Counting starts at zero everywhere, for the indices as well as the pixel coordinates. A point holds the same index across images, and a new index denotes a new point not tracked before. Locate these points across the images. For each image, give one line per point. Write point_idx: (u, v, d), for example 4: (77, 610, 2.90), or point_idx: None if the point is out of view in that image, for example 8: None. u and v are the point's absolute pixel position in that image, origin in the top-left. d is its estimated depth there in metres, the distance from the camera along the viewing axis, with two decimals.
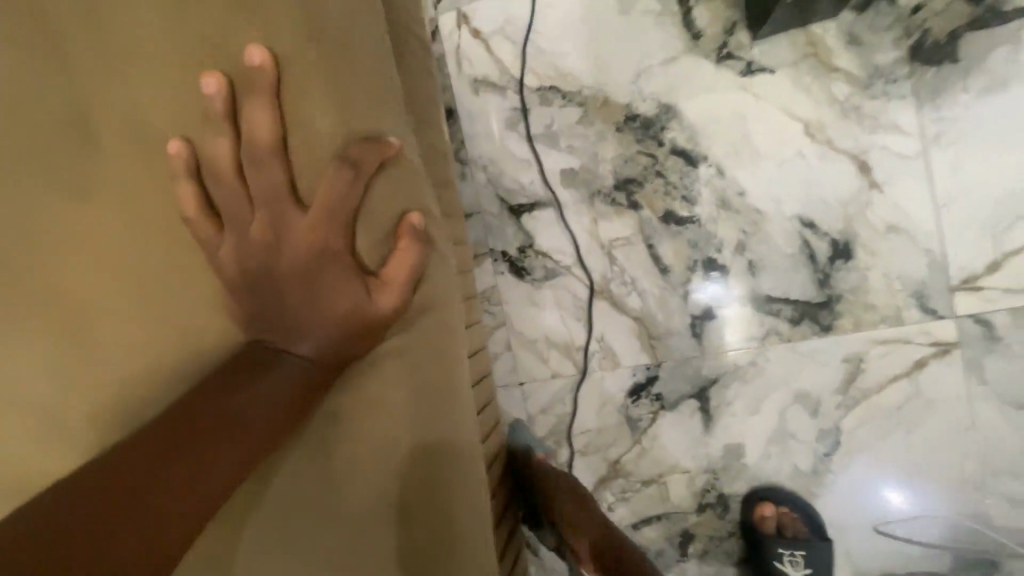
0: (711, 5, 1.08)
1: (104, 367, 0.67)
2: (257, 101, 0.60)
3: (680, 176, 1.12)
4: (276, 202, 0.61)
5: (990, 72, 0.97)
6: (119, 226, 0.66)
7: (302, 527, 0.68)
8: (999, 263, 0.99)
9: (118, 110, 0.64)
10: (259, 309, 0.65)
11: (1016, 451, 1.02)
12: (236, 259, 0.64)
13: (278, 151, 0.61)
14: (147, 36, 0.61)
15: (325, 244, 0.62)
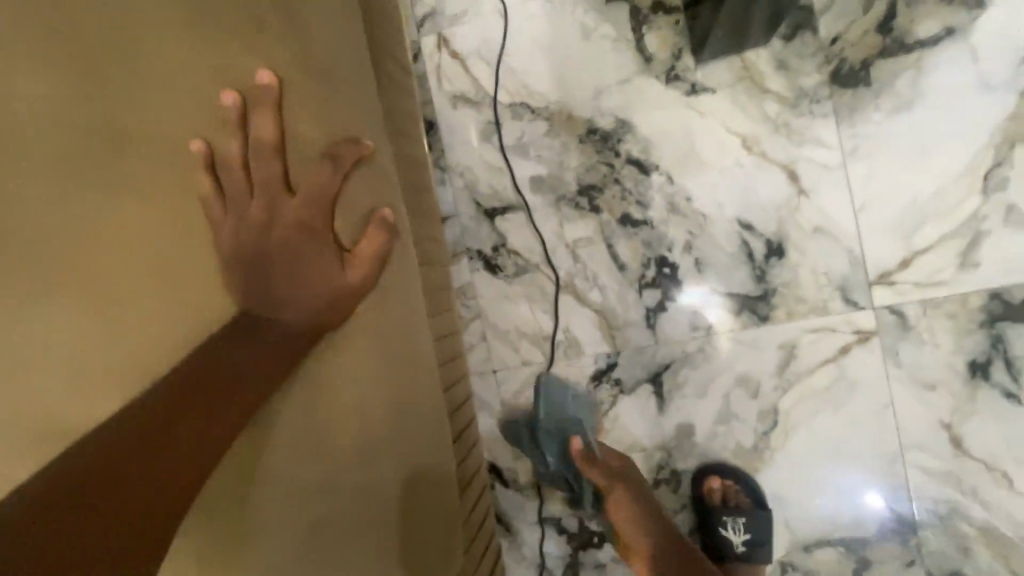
0: (661, 32, 1.22)
1: (119, 340, 0.79)
2: (267, 112, 0.78)
3: (635, 183, 1.26)
4: (270, 191, 0.79)
5: (898, 94, 1.11)
6: (133, 219, 0.78)
7: (299, 469, 0.82)
8: (909, 260, 1.13)
9: (136, 121, 0.77)
10: (253, 280, 0.80)
11: (928, 427, 1.15)
12: (236, 237, 0.79)
13: (277, 151, 0.79)
14: (167, 62, 0.77)
15: (307, 226, 0.81)
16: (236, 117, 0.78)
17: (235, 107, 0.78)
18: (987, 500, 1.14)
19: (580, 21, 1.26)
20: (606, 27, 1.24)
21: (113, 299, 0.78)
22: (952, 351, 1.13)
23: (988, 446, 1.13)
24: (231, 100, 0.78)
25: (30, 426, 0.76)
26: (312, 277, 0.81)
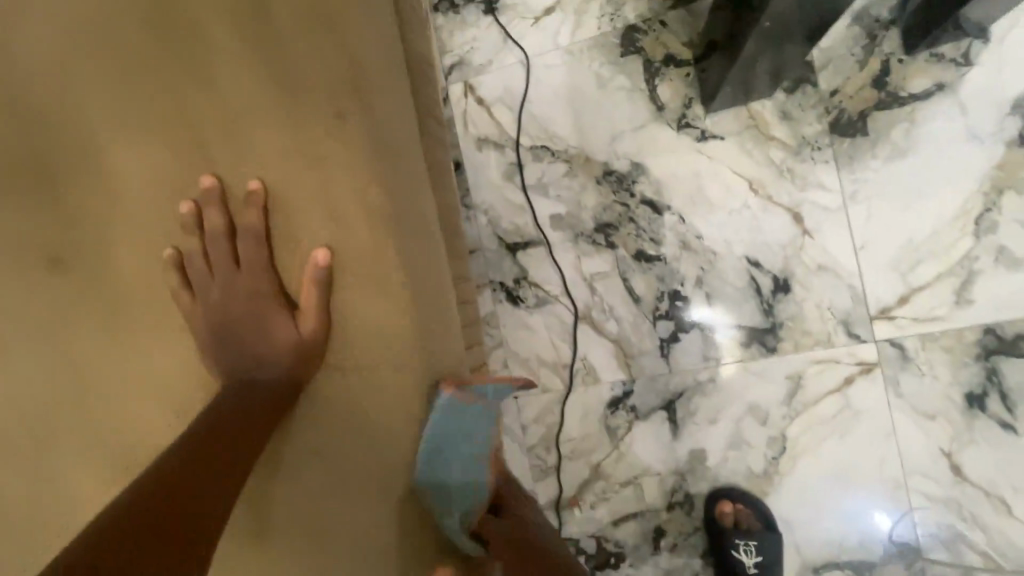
0: (672, 83, 1.31)
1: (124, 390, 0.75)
2: (213, 207, 0.70)
3: (648, 222, 1.34)
4: (231, 274, 0.72)
5: (894, 143, 1.20)
6: (122, 263, 0.73)
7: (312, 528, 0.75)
8: (908, 297, 1.21)
9: (114, 158, 0.71)
10: (237, 354, 0.73)
11: (929, 455, 1.22)
12: (212, 322, 0.73)
13: (230, 236, 0.71)
14: (132, 88, 0.69)
15: (272, 300, 0.73)
16: (192, 221, 0.71)
17: (191, 214, 0.70)
18: (987, 525, 1.20)
19: (596, 72, 1.35)
20: (621, 78, 1.34)
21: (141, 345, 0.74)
22: (950, 383, 1.20)
23: (986, 472, 1.19)
24: (186, 209, 0.70)
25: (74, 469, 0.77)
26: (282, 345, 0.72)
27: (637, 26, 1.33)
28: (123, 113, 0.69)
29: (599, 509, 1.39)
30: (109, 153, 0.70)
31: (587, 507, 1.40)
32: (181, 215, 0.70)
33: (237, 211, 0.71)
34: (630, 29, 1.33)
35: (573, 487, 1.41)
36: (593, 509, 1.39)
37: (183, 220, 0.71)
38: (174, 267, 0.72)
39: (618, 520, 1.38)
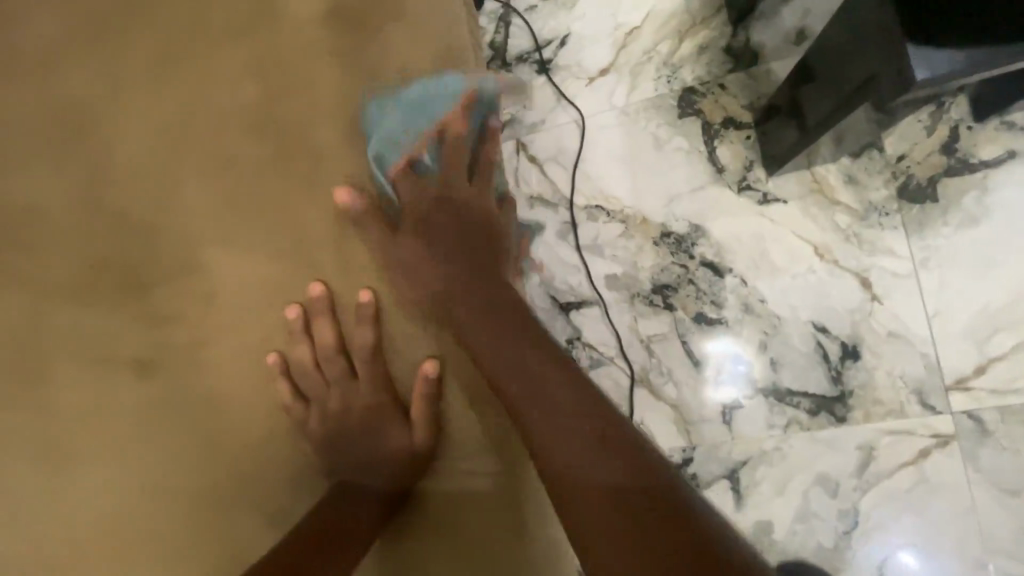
0: (733, 145, 1.30)
1: (184, 491, 0.64)
2: (325, 318, 0.65)
3: (708, 285, 1.31)
4: (347, 385, 0.67)
5: (965, 211, 1.19)
6: (206, 348, 0.66)
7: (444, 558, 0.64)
8: (985, 366, 1.18)
9: (204, 235, 0.66)
10: (341, 461, 0.66)
11: (1014, 534, 1.16)
12: (325, 433, 0.67)
13: (342, 350, 0.66)
14: (237, 160, 0.65)
15: (387, 407, 0.67)
16: (302, 328, 0.65)
17: (301, 321, 0.65)
18: None
19: (654, 133, 1.34)
20: (679, 139, 1.33)
21: (208, 446, 0.65)
22: None
23: None
24: (295, 315, 0.65)
25: None
26: (394, 456, 0.66)
27: (695, 88, 1.32)
28: (209, 201, 0.65)
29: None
30: (203, 246, 0.66)
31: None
32: (289, 322, 0.65)
33: (352, 322, 0.66)
34: (688, 91, 1.33)
35: None
36: None
37: (291, 327, 0.65)
38: (281, 377, 0.66)
39: None
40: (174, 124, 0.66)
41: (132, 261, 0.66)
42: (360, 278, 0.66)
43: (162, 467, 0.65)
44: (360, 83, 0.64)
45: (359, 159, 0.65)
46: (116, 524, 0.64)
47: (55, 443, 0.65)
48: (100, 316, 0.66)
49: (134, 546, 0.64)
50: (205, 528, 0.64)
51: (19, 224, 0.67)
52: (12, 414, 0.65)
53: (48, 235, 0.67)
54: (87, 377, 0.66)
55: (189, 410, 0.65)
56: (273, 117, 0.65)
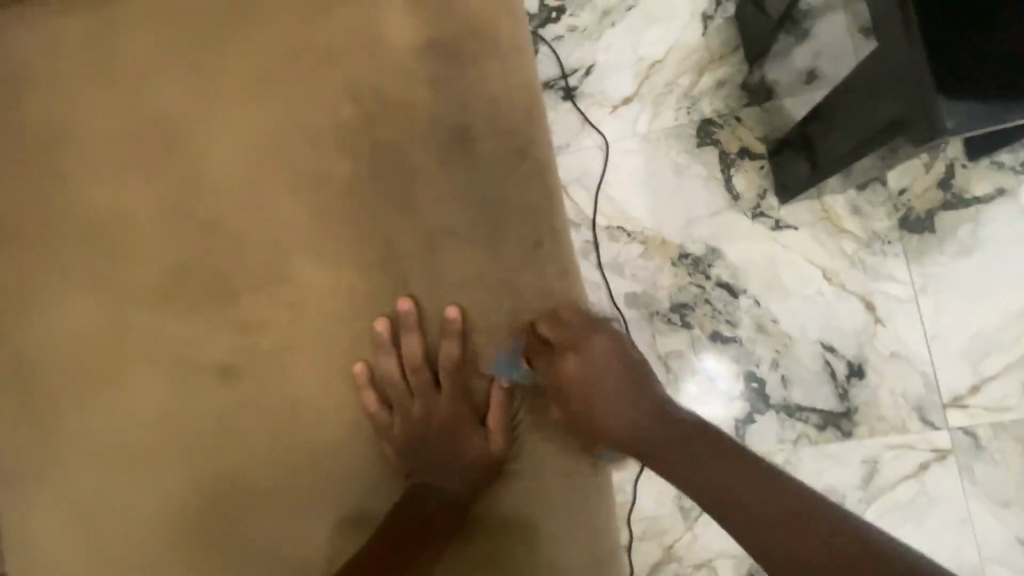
0: (748, 175, 1.39)
1: (266, 479, 0.72)
2: (411, 331, 0.73)
3: (724, 304, 1.37)
4: (430, 393, 0.77)
5: (960, 241, 1.30)
6: (292, 351, 0.73)
7: (513, 558, 0.70)
8: (978, 385, 1.27)
9: (295, 249, 0.74)
10: (420, 462, 0.74)
11: (1005, 543, 1.24)
12: (407, 437, 0.75)
13: (426, 362, 0.76)
14: (330, 185, 0.74)
15: (466, 416, 0.76)
16: (389, 340, 0.73)
17: (388, 334, 0.72)
18: None
19: (674, 159, 1.41)
20: (697, 166, 1.41)
21: (291, 438, 0.72)
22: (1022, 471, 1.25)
23: None
24: (383, 327, 0.72)
25: (171, 569, 0.70)
26: (470, 460, 0.74)
27: (712, 120, 1.41)
28: (311, 222, 0.74)
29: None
30: (295, 258, 0.73)
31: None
32: (376, 334, 0.72)
33: (435, 335, 0.75)
34: (706, 123, 1.41)
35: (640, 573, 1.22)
36: None
37: (378, 339, 0.73)
38: (367, 385, 0.73)
39: None
40: (283, 155, 0.75)
41: (225, 270, 0.74)
42: (448, 296, 0.73)
43: (261, 462, 0.72)
44: (451, 121, 0.74)
45: (450, 185, 0.74)
46: (219, 513, 0.71)
47: (167, 437, 0.72)
48: (207, 325, 0.74)
49: (237, 534, 0.71)
50: (302, 518, 0.71)
51: (138, 241, 0.75)
52: (124, 410, 0.73)
53: (163, 252, 0.75)
54: (181, 374, 0.73)
55: (274, 406, 0.72)
56: (372, 149, 0.74)
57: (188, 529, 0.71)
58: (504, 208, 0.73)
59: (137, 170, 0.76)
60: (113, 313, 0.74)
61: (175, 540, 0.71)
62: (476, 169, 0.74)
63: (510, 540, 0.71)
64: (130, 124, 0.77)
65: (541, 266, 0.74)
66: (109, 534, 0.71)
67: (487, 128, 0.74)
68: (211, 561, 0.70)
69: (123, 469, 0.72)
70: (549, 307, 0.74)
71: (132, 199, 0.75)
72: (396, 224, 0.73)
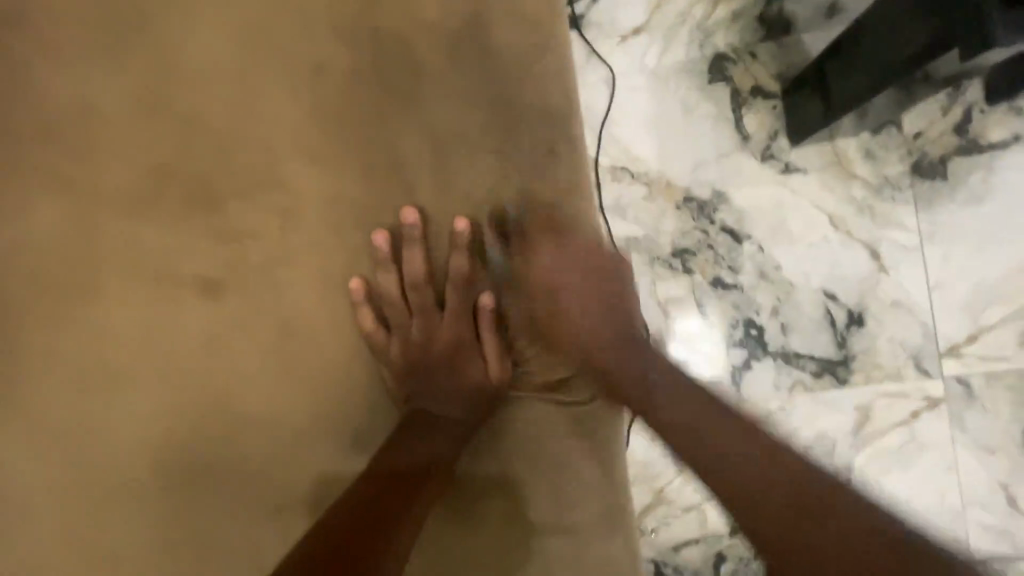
0: (759, 114, 1.33)
1: (253, 401, 0.67)
2: (415, 246, 0.68)
3: (727, 250, 1.33)
4: (430, 315, 0.72)
5: (971, 189, 1.27)
6: (280, 268, 0.67)
7: (518, 489, 0.68)
8: (976, 335, 1.27)
9: (282, 156, 0.67)
10: (422, 384, 0.70)
11: (987, 488, 1.26)
12: (406, 358, 0.70)
13: (428, 280, 0.70)
14: (323, 87, 0.67)
15: (468, 341, 0.72)
16: (389, 255, 0.68)
17: (388, 247, 0.67)
18: None
19: (684, 97, 1.35)
20: (708, 105, 1.34)
21: (281, 360, 0.68)
22: (1011, 420, 1.26)
23: None
24: (383, 241, 0.67)
25: (150, 491, 0.67)
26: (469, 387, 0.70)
27: (726, 55, 1.34)
28: (303, 123, 0.67)
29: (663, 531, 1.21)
30: (282, 167, 0.67)
31: (648, 533, 1.22)
32: (375, 248, 0.67)
33: (440, 253, 0.70)
34: (719, 58, 1.34)
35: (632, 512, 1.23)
36: (653, 534, 1.22)
37: (377, 253, 0.67)
38: (364, 303, 0.68)
39: (680, 545, 1.22)
40: (271, 48, 0.67)
41: (205, 177, 0.67)
42: (454, 208, 0.68)
43: (248, 382, 0.67)
44: (461, 9, 0.65)
45: (457, 84, 0.66)
46: (202, 434, 0.67)
47: (147, 354, 0.68)
48: (188, 234, 0.68)
49: (224, 457, 0.67)
50: (292, 441, 0.67)
51: (107, 141, 0.68)
52: (98, 326, 0.68)
53: (135, 154, 0.68)
54: (161, 289, 0.68)
55: (261, 325, 0.67)
56: (372, 43, 0.67)
57: (170, 451, 0.67)
58: (516, 108, 0.66)
59: (104, 60, 0.68)
60: (83, 220, 0.68)
61: (155, 462, 0.67)
62: (488, 65, 0.66)
63: (516, 470, 0.68)
64: (94, 5, 0.68)
65: (556, 176, 0.67)
66: (85, 454, 0.67)
67: (502, 18, 0.65)
68: (195, 484, 0.67)
69: (99, 388, 0.67)
70: (564, 240, 0.68)
71: (99, 93, 0.68)
72: (395, 132, 0.67)
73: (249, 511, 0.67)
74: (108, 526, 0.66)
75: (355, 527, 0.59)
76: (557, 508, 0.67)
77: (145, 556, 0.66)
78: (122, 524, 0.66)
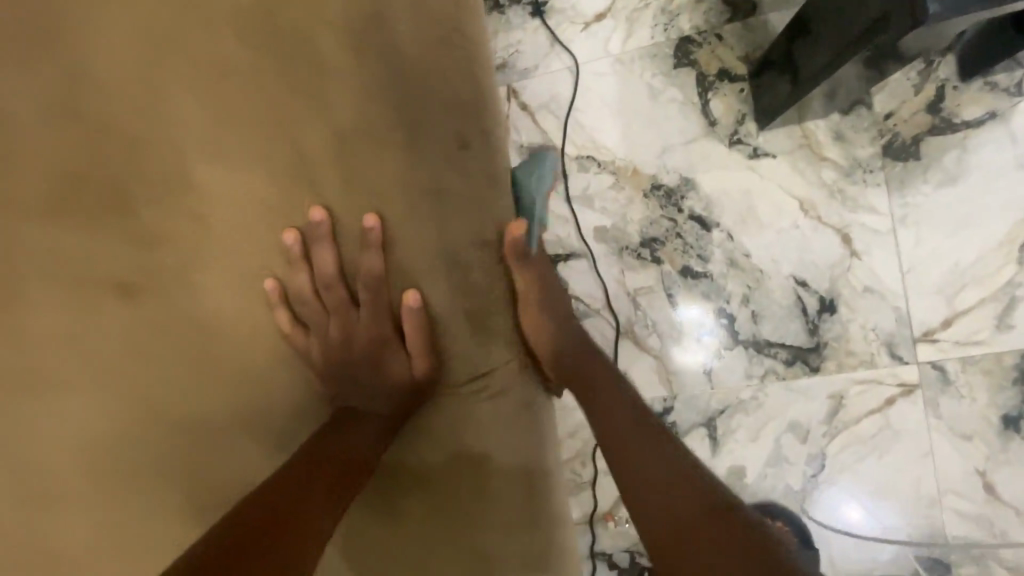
0: (726, 98, 1.30)
1: (184, 400, 0.70)
2: (323, 242, 0.68)
3: (695, 238, 1.30)
4: (348, 312, 0.72)
5: (944, 169, 1.23)
6: (210, 272, 0.70)
7: (446, 493, 0.71)
8: (951, 320, 1.24)
9: (202, 160, 0.68)
10: (347, 384, 0.72)
11: (962, 475, 1.24)
12: (327, 356, 0.72)
13: (342, 279, 0.70)
14: (234, 85, 0.66)
15: (390, 337, 0.72)
16: (301, 254, 0.69)
17: (298, 246, 0.68)
18: (1016, 541, 1.22)
19: (649, 83, 1.32)
20: (674, 90, 1.31)
21: (212, 357, 0.70)
22: (987, 405, 1.23)
23: (1020, 493, 1.22)
24: (292, 239, 0.68)
25: (95, 485, 0.70)
26: (392, 381, 0.72)
27: (691, 38, 1.30)
28: (218, 124, 0.67)
29: None
30: (203, 172, 0.68)
31: None
32: (287, 248, 0.68)
33: (352, 248, 0.69)
34: (685, 41, 1.31)
35: None
36: None
37: (289, 252, 0.69)
38: (279, 303, 0.70)
39: None
40: (180, 48, 0.66)
41: (129, 181, 0.68)
42: (364, 203, 0.66)
43: (175, 383, 0.70)
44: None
45: (361, 77, 0.64)
46: (139, 430, 0.70)
47: (83, 357, 0.70)
48: (115, 241, 0.69)
49: (161, 452, 0.70)
50: (228, 435, 0.71)
51: (26, 148, 0.68)
52: (33, 331, 0.69)
53: (55, 159, 0.68)
54: (94, 292, 0.70)
55: (189, 326, 0.70)
56: (278, 38, 0.65)
57: (110, 449, 0.70)
58: (425, 100, 0.64)
59: (15, 65, 0.67)
60: (6, 229, 0.68)
61: (96, 459, 0.70)
62: (391, 53, 0.63)
63: (438, 476, 0.71)
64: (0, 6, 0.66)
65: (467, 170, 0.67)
66: (27, 454, 0.69)
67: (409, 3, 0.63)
68: (139, 480, 0.70)
69: (37, 390, 0.70)
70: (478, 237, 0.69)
71: (12, 98, 0.67)
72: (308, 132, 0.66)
73: (190, 503, 0.70)
74: (55, 523, 0.69)
75: (281, 520, 0.61)
76: (482, 512, 0.71)
77: (92, 548, 0.69)
78: (67, 519, 0.69)
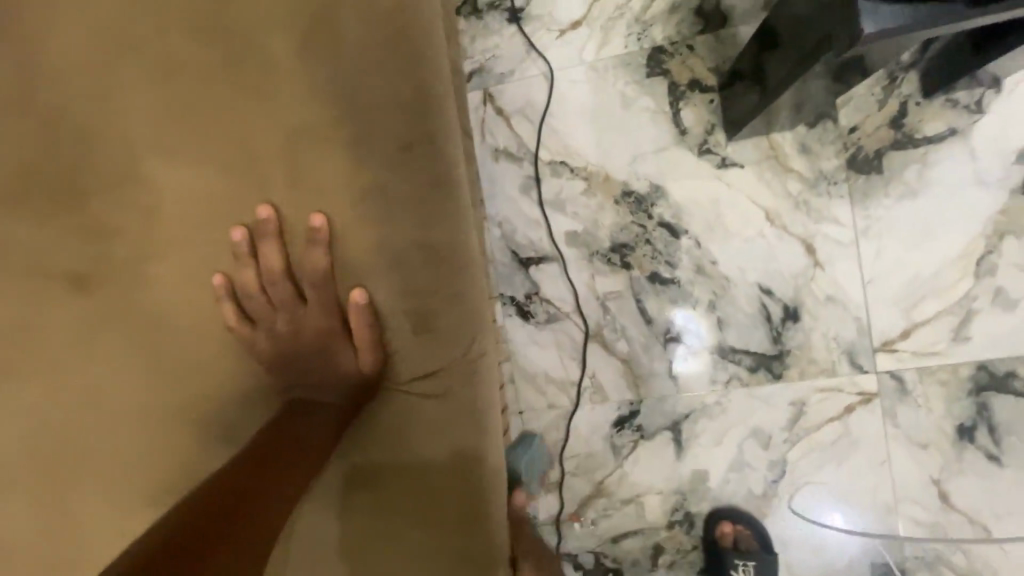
0: (696, 108, 1.32)
1: (139, 390, 0.72)
2: (270, 239, 0.69)
3: (664, 245, 1.32)
4: (294, 308, 0.72)
5: (905, 183, 1.26)
6: (165, 267, 0.71)
7: (393, 485, 0.73)
8: (909, 330, 1.27)
9: (159, 159, 0.69)
10: (293, 379, 0.73)
11: (918, 482, 1.26)
12: (274, 351, 0.72)
13: (290, 274, 0.71)
14: (191, 87, 0.68)
15: (337, 333, 0.72)
16: (248, 250, 0.70)
17: (246, 243, 0.69)
18: (969, 549, 1.25)
19: (622, 91, 1.34)
20: (646, 99, 1.33)
21: (166, 350, 0.72)
22: (943, 415, 1.26)
23: (974, 502, 1.25)
24: (241, 236, 0.69)
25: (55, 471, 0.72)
26: (339, 377, 0.72)
27: (663, 48, 1.33)
28: (175, 124, 0.69)
29: (602, 523, 1.32)
30: (160, 171, 0.69)
31: (587, 524, 1.32)
32: (235, 244, 0.69)
33: (299, 245, 0.70)
34: (657, 50, 1.33)
35: (575, 501, 1.34)
36: (593, 525, 1.32)
37: (237, 249, 0.70)
38: (225, 298, 0.71)
39: (618, 536, 1.32)
40: (138, 49, 0.68)
41: (89, 179, 0.70)
42: (315, 204, 0.69)
43: (131, 374, 0.72)
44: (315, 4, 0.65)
45: (312, 82, 0.66)
46: (96, 419, 0.72)
47: (42, 348, 0.72)
48: (74, 236, 0.71)
49: (118, 442, 0.72)
50: (183, 427, 0.72)
51: None
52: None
53: (17, 157, 0.70)
54: (54, 285, 0.72)
55: (144, 319, 0.72)
56: (232, 41, 0.67)
57: (70, 436, 0.72)
58: (375, 106, 0.66)
59: None
60: None
61: (56, 447, 0.72)
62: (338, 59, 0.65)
63: (383, 469, 0.73)
64: None
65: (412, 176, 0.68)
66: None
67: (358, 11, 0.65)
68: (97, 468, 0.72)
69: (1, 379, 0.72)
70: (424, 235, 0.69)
71: None
72: (262, 134, 0.68)
73: (148, 490, 0.72)
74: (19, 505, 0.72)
75: (227, 506, 0.65)
76: (426, 506, 0.72)
77: (53, 532, 0.72)
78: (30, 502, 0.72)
